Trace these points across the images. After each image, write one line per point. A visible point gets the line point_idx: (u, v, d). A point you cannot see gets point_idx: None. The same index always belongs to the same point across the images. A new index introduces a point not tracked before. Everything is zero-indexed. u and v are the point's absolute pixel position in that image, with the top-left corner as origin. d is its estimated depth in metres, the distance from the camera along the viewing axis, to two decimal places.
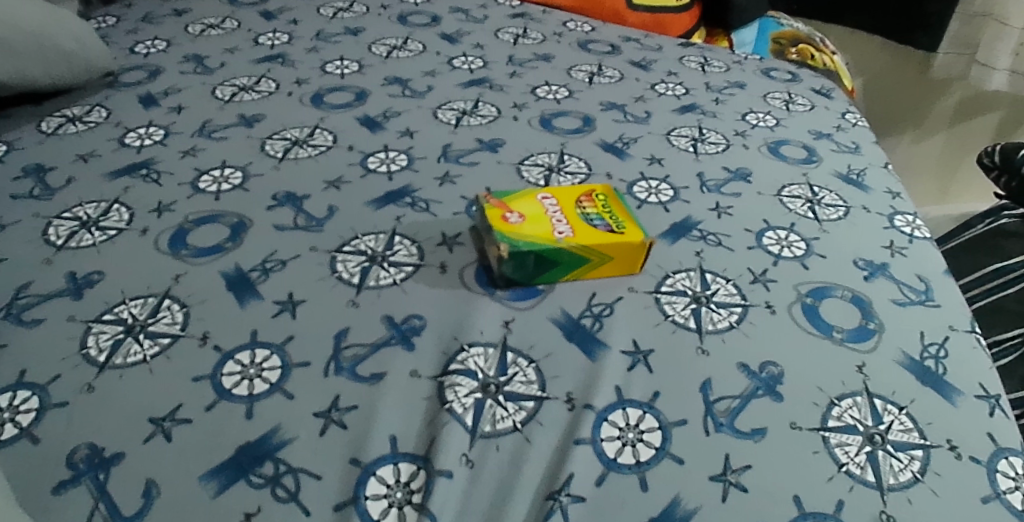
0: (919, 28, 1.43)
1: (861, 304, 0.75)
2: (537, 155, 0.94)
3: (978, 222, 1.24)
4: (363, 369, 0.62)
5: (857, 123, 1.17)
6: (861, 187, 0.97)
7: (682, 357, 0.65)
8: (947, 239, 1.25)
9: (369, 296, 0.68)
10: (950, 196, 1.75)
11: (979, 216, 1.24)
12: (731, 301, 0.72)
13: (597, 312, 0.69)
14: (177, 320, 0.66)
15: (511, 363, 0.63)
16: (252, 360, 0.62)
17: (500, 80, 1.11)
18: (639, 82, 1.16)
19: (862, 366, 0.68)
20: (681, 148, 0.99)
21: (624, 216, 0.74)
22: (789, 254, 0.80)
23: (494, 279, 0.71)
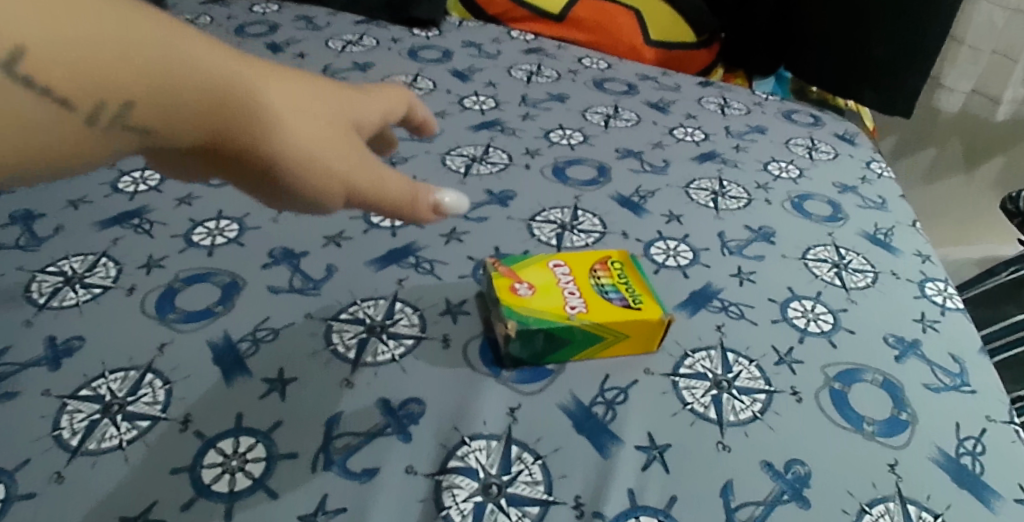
0: (867, 84, 1.30)
1: (893, 389, 0.69)
2: (549, 210, 0.89)
3: (1002, 269, 1.18)
4: (354, 464, 0.57)
5: (883, 174, 1.11)
6: (889, 249, 0.91)
7: (701, 454, 0.60)
8: (966, 288, 1.20)
9: (365, 375, 0.64)
10: (968, 237, 1.69)
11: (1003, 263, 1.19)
12: (754, 386, 0.67)
13: (610, 399, 0.64)
14: (158, 400, 0.62)
15: (516, 459, 0.58)
16: (234, 450, 0.58)
17: (513, 123, 1.07)
18: (656, 126, 1.12)
19: (894, 465, 0.62)
20: (701, 203, 0.94)
21: (641, 287, 0.70)
22: (816, 328, 0.75)
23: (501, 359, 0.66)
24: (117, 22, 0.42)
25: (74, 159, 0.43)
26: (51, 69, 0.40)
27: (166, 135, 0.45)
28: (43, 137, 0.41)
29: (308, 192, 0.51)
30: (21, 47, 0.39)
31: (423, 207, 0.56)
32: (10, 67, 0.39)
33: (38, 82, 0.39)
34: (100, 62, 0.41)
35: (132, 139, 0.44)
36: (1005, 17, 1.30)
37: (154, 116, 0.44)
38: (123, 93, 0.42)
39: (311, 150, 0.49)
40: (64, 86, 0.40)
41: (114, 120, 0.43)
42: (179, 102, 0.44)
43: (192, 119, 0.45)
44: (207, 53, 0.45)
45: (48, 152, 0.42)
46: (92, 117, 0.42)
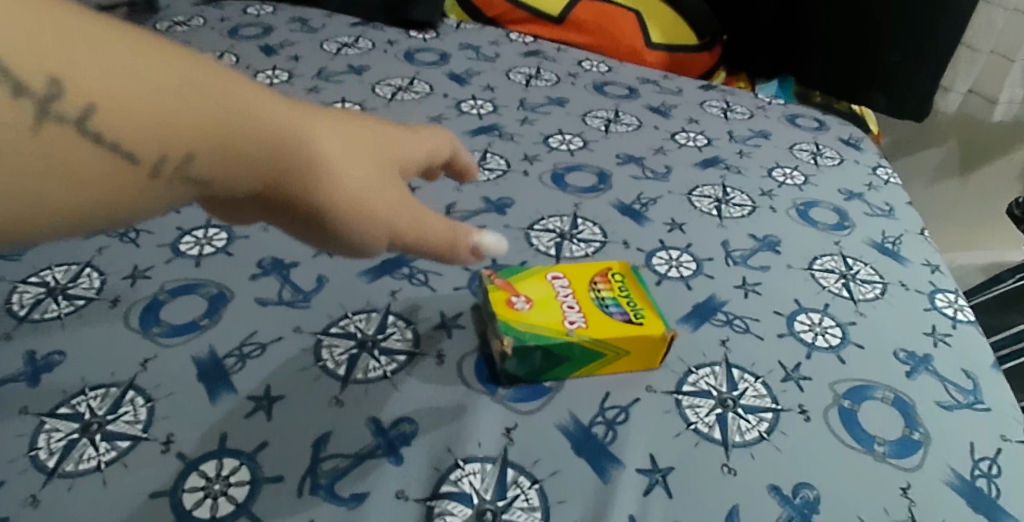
0: (877, 86, 1.28)
1: (905, 407, 0.67)
2: (548, 218, 0.86)
3: (1010, 276, 1.18)
4: (343, 488, 0.55)
5: (890, 181, 1.08)
6: (898, 259, 0.88)
7: (705, 478, 0.58)
8: (975, 294, 1.20)
9: (355, 393, 0.62)
10: (980, 240, 1.64)
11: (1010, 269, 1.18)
12: (761, 405, 0.64)
13: (610, 418, 0.61)
14: (140, 419, 0.59)
15: (511, 484, 0.56)
16: (217, 473, 0.56)
17: (511, 127, 1.04)
18: (658, 130, 1.09)
19: (906, 489, 0.60)
20: (704, 210, 0.91)
21: (643, 300, 0.67)
22: (824, 343, 0.72)
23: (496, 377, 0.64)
24: (180, 72, 0.40)
25: (130, 212, 0.42)
26: (117, 121, 0.38)
27: (222, 183, 0.44)
28: (105, 191, 0.40)
29: (357, 239, 0.49)
30: (89, 101, 0.38)
31: (465, 249, 0.55)
32: (79, 122, 0.37)
33: (105, 135, 0.38)
34: (165, 112, 0.40)
35: (189, 189, 0.43)
36: (1005, 17, 1.28)
37: (212, 165, 0.42)
38: (183, 144, 0.41)
39: (363, 195, 0.48)
40: (129, 139, 0.39)
41: (173, 170, 0.41)
42: (237, 150, 0.43)
43: (249, 167, 0.44)
44: (263, 102, 0.44)
45: (110, 206, 0.40)
46: (153, 168, 0.41)
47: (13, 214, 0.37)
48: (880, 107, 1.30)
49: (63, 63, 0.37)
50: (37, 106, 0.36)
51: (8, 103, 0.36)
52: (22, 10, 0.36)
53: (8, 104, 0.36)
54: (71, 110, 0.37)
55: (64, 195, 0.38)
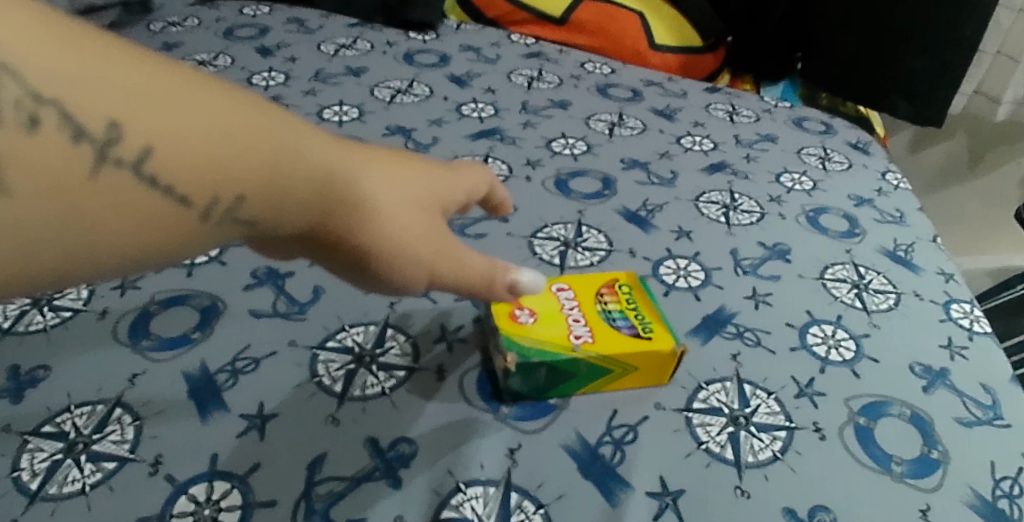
0: (902, 95, 1.27)
1: (922, 424, 0.64)
2: (551, 226, 0.84)
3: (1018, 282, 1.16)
4: (338, 513, 0.53)
5: (900, 186, 1.04)
6: (911, 268, 0.85)
7: (718, 501, 0.56)
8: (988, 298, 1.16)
9: (353, 411, 0.59)
10: (994, 245, 1.59)
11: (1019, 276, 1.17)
12: (774, 423, 0.62)
13: (618, 438, 0.59)
14: (127, 438, 0.57)
15: (515, 509, 0.54)
16: (207, 496, 0.53)
17: (513, 131, 1.02)
18: (663, 134, 1.06)
19: (926, 511, 0.57)
20: (712, 217, 0.88)
21: (651, 313, 0.65)
22: (837, 357, 0.69)
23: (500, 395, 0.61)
24: (234, 116, 0.41)
25: (179, 251, 0.42)
26: (170, 167, 0.39)
27: (269, 226, 0.43)
28: (157, 231, 0.40)
29: (398, 278, 0.49)
30: (145, 145, 0.38)
31: (501, 288, 0.54)
32: (136, 166, 0.38)
33: (160, 179, 0.38)
34: (218, 157, 0.40)
35: (237, 230, 0.43)
36: (1011, 19, 1.26)
37: (262, 207, 0.42)
38: (233, 187, 0.41)
39: (406, 236, 0.48)
40: (180, 184, 0.39)
41: (223, 213, 0.41)
42: (287, 193, 0.43)
43: (298, 209, 0.44)
44: (313, 144, 0.44)
45: (161, 247, 0.40)
46: (205, 211, 0.41)
47: (68, 258, 0.37)
48: (904, 114, 1.28)
49: (121, 108, 0.37)
50: (96, 151, 0.37)
51: (69, 149, 0.36)
52: (83, 57, 0.36)
53: (68, 149, 0.36)
54: (128, 153, 0.37)
55: (117, 237, 0.38)
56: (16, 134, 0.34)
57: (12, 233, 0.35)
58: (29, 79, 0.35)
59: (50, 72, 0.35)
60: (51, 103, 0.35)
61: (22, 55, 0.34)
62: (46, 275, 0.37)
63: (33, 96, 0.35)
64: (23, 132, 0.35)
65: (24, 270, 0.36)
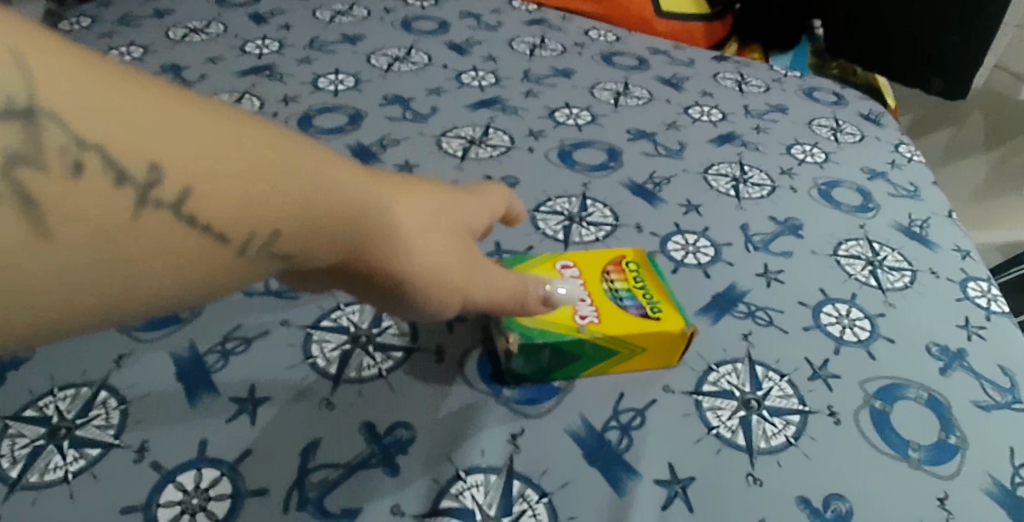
0: (934, 71, 1.21)
1: (940, 408, 0.61)
2: (555, 199, 0.81)
3: None
4: (332, 503, 0.51)
5: (914, 158, 0.99)
6: (927, 244, 0.82)
7: (728, 488, 0.54)
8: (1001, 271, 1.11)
9: (348, 395, 0.57)
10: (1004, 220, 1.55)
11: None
12: (787, 407, 0.59)
13: (624, 423, 0.57)
14: (111, 423, 0.54)
15: (518, 498, 0.52)
16: (195, 485, 0.51)
17: (515, 101, 0.98)
18: (670, 104, 1.02)
19: (944, 500, 0.55)
20: (721, 190, 0.85)
21: (660, 292, 0.62)
22: (852, 337, 0.66)
23: (501, 377, 0.59)
24: (268, 148, 0.39)
25: (217, 292, 0.39)
26: (214, 208, 0.36)
27: (305, 259, 0.41)
28: (197, 272, 0.37)
29: (431, 303, 0.49)
30: (184, 184, 0.35)
31: (534, 302, 0.56)
32: (176, 207, 0.35)
33: (199, 219, 0.36)
34: (254, 191, 0.38)
35: (274, 266, 0.40)
36: None
37: (299, 241, 0.40)
38: (271, 221, 0.38)
39: (440, 261, 0.48)
40: (223, 223, 0.37)
41: (261, 249, 0.39)
42: (322, 225, 0.41)
43: (334, 240, 0.42)
44: (345, 172, 0.42)
45: (202, 289, 0.38)
46: (242, 248, 0.38)
47: (109, 302, 0.35)
48: (937, 90, 1.23)
49: (158, 143, 0.35)
50: (136, 193, 0.34)
51: (109, 193, 0.34)
52: (115, 92, 0.34)
53: (110, 193, 0.34)
54: (169, 193, 0.35)
55: (158, 278, 0.36)
56: (58, 179, 0.33)
57: (50, 280, 0.33)
58: (66, 120, 0.33)
59: (85, 110, 0.33)
60: (93, 145, 0.33)
61: (54, 93, 0.32)
62: (87, 320, 0.35)
63: (75, 140, 0.33)
64: (64, 177, 0.33)
65: (61, 317, 0.34)
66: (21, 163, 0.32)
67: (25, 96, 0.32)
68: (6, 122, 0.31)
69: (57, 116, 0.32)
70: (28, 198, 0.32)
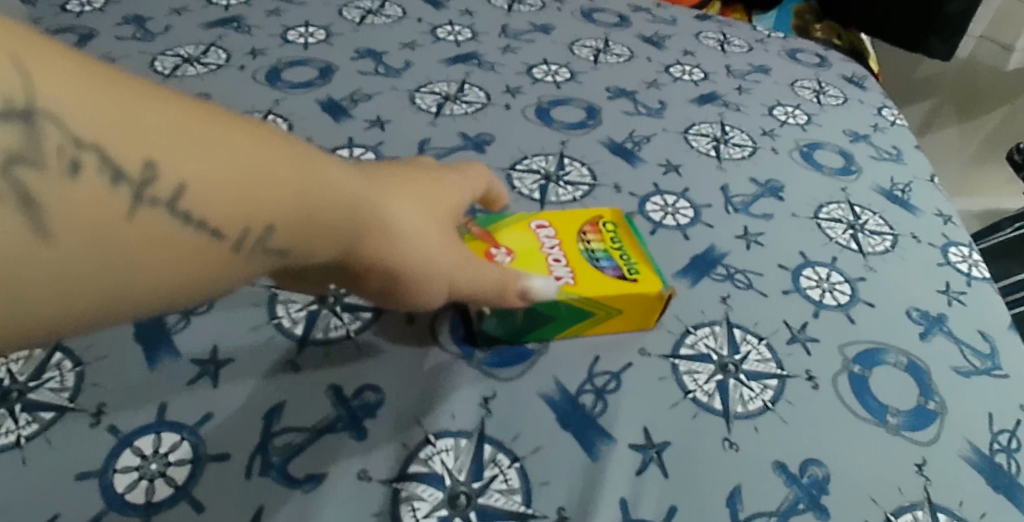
0: (931, 33, 1.22)
1: (919, 374, 0.61)
2: (531, 157, 0.79)
3: (1008, 226, 1.08)
4: (297, 468, 0.49)
5: (897, 122, 0.98)
6: (908, 208, 0.80)
7: (705, 454, 0.53)
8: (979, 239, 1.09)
9: (314, 357, 0.55)
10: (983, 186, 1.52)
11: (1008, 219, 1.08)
12: (765, 371, 0.58)
13: (599, 387, 0.56)
14: (66, 386, 0.52)
15: (489, 463, 0.51)
16: (154, 450, 0.49)
17: (492, 56, 0.95)
18: (651, 62, 0.99)
19: (922, 466, 0.55)
20: (702, 150, 0.83)
21: (638, 254, 0.60)
22: (832, 301, 0.65)
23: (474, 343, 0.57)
24: (264, 144, 0.38)
25: (212, 294, 0.38)
26: (210, 202, 0.35)
27: (300, 257, 0.40)
28: (192, 271, 0.36)
29: (421, 293, 0.48)
30: (179, 180, 0.34)
31: (512, 293, 0.53)
32: (171, 203, 0.34)
33: (195, 215, 0.35)
34: (251, 186, 0.36)
35: (270, 264, 0.39)
36: None
37: (295, 237, 0.39)
38: (266, 216, 0.37)
39: (430, 255, 0.47)
40: (218, 215, 0.35)
41: (255, 245, 0.38)
42: (318, 220, 0.40)
43: (329, 235, 0.41)
44: (338, 168, 0.42)
45: (197, 290, 0.36)
46: (238, 244, 0.37)
47: (103, 303, 0.33)
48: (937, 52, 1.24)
49: (154, 141, 0.33)
50: (132, 191, 0.33)
51: (105, 193, 0.32)
52: (109, 89, 0.33)
53: (105, 192, 0.32)
54: (164, 190, 0.34)
55: (158, 276, 0.34)
56: (57, 180, 0.31)
57: (54, 288, 0.31)
58: (65, 121, 0.31)
59: (81, 107, 0.32)
60: (91, 144, 0.32)
61: (52, 93, 0.31)
62: (83, 324, 0.33)
63: (73, 140, 0.31)
64: (61, 176, 0.31)
65: (64, 326, 0.32)
66: (20, 163, 0.31)
67: (24, 98, 0.30)
68: (5, 126, 0.30)
69: (56, 117, 0.31)
70: (27, 198, 0.30)
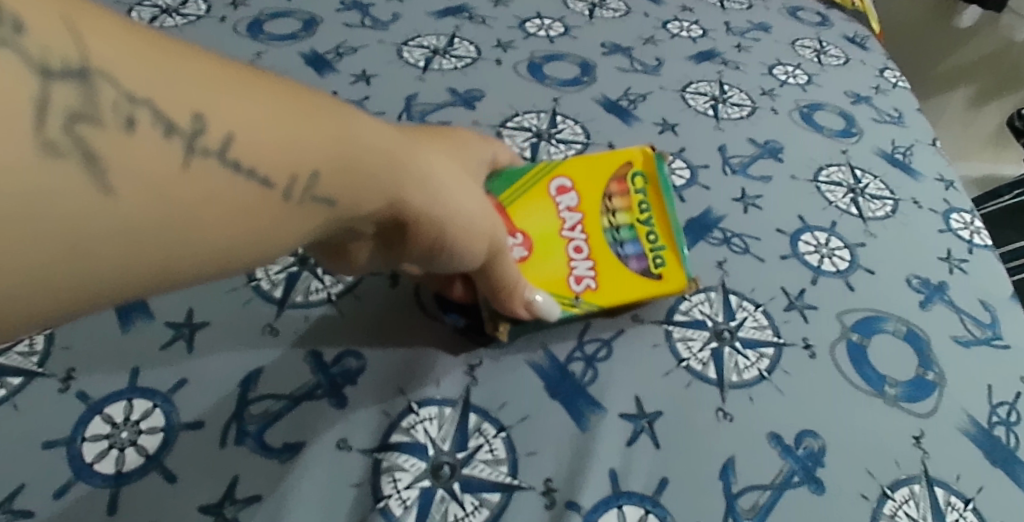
0: None
1: (918, 343, 0.59)
2: (522, 115, 0.76)
3: (1006, 192, 1.06)
4: (274, 438, 0.47)
5: (899, 84, 0.95)
6: (909, 172, 0.78)
7: (699, 424, 0.51)
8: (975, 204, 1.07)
9: (294, 320, 0.53)
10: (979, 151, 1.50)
11: (1007, 185, 1.07)
12: (761, 338, 0.57)
13: (589, 354, 0.54)
14: (35, 350, 0.50)
15: (474, 432, 0.49)
16: (125, 417, 0.47)
17: (483, 9, 0.91)
18: (648, 18, 0.95)
19: (920, 439, 0.53)
20: (699, 110, 0.80)
21: (664, 225, 0.57)
22: (831, 267, 0.63)
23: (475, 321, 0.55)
24: (294, 92, 0.34)
25: (267, 255, 0.35)
26: (257, 148, 0.32)
27: (346, 205, 0.37)
28: (246, 225, 0.33)
29: (461, 252, 0.46)
30: (227, 129, 0.31)
31: (518, 300, 0.51)
32: (221, 153, 0.31)
33: (244, 163, 0.32)
34: (294, 131, 0.34)
35: (319, 215, 0.36)
36: None
37: (338, 183, 0.36)
38: (309, 161, 0.34)
39: (467, 214, 0.44)
40: (265, 162, 0.32)
41: (303, 194, 0.34)
42: (357, 167, 0.37)
43: (373, 183, 0.38)
44: (368, 118, 0.39)
45: (255, 248, 0.33)
46: (286, 193, 0.34)
47: (166, 266, 0.30)
48: None
49: (196, 92, 0.30)
50: (185, 143, 0.30)
51: (159, 147, 0.29)
52: (152, 45, 0.30)
53: (160, 146, 0.29)
54: (214, 141, 0.31)
55: (215, 235, 0.31)
56: (114, 135, 0.28)
57: (114, 246, 0.28)
58: (117, 78, 0.29)
59: (128, 61, 0.29)
60: (143, 99, 0.29)
61: (103, 46, 0.28)
62: (146, 287, 0.30)
63: (127, 96, 0.29)
64: (117, 132, 0.28)
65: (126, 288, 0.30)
66: (80, 121, 0.28)
67: (78, 56, 0.28)
68: (63, 85, 0.27)
69: (107, 75, 0.28)
70: (88, 153, 0.28)
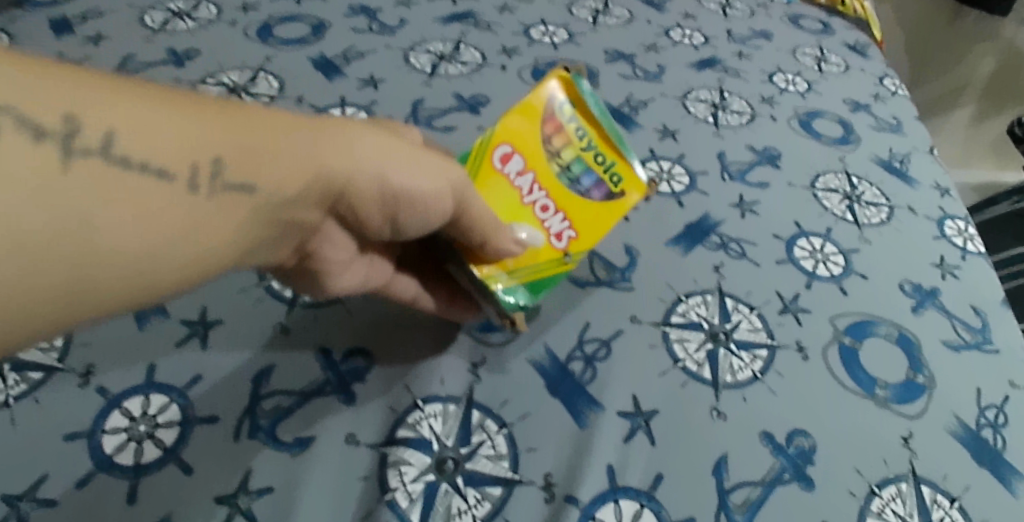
0: None
1: (909, 347, 0.61)
2: None
3: (1004, 199, 1.08)
4: (285, 432, 0.49)
5: (898, 92, 0.97)
6: (906, 180, 0.80)
7: (693, 422, 0.53)
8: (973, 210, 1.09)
9: (303, 318, 0.55)
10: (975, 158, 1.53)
11: (1006, 192, 1.08)
12: (756, 340, 0.58)
13: (589, 354, 0.56)
14: (55, 346, 0.52)
15: (476, 428, 0.51)
16: (143, 412, 0.49)
17: (489, 15, 0.93)
18: (651, 25, 0.97)
19: (909, 439, 0.55)
20: (699, 116, 0.81)
21: (607, 144, 0.56)
22: (825, 272, 0.65)
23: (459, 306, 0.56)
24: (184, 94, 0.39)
25: (201, 246, 0.38)
26: (144, 142, 0.36)
27: (266, 186, 0.40)
28: (154, 216, 0.36)
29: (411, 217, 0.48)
30: (106, 130, 0.35)
31: (505, 236, 0.52)
32: (105, 151, 0.35)
33: (133, 158, 0.36)
34: (178, 124, 0.38)
35: (237, 199, 0.39)
36: None
37: (248, 165, 0.39)
38: (208, 148, 0.38)
39: (408, 183, 0.46)
40: (155, 156, 0.36)
41: (211, 182, 0.38)
42: (262, 148, 0.40)
43: (287, 163, 0.41)
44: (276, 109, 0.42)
45: (181, 244, 0.37)
46: (191, 183, 0.38)
47: (83, 262, 0.34)
48: None
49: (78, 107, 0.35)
50: (64, 145, 0.34)
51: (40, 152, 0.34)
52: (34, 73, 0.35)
53: (40, 151, 0.34)
54: (95, 141, 0.35)
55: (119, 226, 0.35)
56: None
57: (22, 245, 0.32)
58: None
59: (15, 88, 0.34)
60: (16, 110, 0.34)
61: None
62: (76, 287, 0.34)
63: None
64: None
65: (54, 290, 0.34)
66: None
67: None
68: None
69: None
70: None
